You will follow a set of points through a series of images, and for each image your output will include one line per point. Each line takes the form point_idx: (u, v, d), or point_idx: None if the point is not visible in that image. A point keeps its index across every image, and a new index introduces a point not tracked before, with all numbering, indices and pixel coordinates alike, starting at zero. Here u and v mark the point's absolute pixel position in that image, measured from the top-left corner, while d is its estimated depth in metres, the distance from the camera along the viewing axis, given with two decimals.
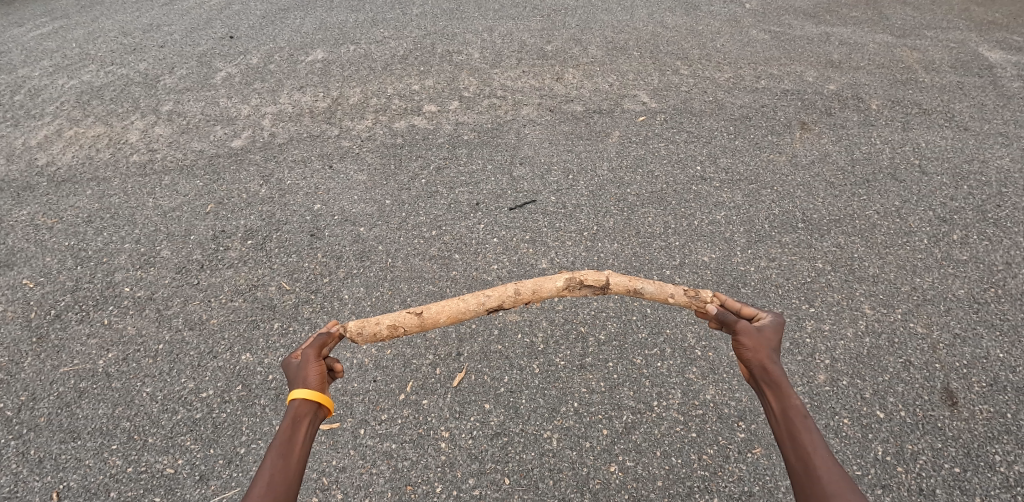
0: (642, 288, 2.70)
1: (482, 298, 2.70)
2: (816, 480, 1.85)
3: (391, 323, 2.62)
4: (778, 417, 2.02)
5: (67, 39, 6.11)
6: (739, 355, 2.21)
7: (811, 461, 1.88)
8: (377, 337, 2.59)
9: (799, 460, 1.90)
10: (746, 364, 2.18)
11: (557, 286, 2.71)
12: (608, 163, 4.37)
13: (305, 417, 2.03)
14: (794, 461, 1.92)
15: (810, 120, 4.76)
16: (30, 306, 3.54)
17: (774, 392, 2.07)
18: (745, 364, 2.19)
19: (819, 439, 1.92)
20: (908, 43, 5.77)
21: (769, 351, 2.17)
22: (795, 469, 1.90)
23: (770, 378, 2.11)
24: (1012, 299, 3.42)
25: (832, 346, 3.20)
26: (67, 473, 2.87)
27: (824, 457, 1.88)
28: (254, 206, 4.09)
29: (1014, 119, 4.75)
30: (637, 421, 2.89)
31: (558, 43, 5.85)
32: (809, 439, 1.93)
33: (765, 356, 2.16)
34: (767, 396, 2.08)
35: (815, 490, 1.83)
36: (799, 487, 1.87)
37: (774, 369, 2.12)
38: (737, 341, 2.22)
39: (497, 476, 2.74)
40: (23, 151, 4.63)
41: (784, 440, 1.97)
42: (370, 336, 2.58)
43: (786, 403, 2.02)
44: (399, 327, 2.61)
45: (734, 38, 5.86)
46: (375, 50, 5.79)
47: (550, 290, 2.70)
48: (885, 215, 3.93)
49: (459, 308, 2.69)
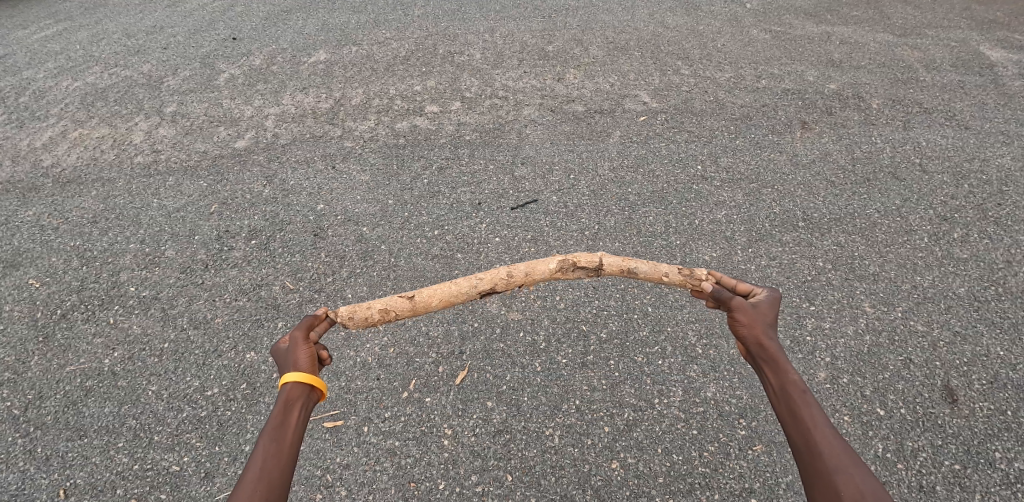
0: (635, 268, 2.71)
1: (475, 281, 2.69)
2: (817, 453, 1.87)
3: (383, 307, 2.61)
4: (776, 393, 2.04)
5: (72, 41, 6.15)
6: (735, 333, 2.24)
7: (810, 434, 1.91)
8: (369, 321, 2.58)
9: (799, 434, 1.93)
10: (743, 342, 2.20)
11: (550, 268, 2.73)
12: (609, 163, 4.39)
13: (297, 401, 2.05)
14: (795, 435, 1.95)
15: (811, 120, 4.77)
16: (36, 305, 3.58)
17: (771, 368, 2.09)
18: (742, 341, 2.21)
19: (818, 411, 1.95)
20: (909, 43, 5.78)
21: (765, 326, 2.19)
22: (796, 443, 1.93)
23: (767, 354, 2.13)
24: (1012, 297, 3.43)
25: (832, 344, 3.22)
26: (74, 470, 2.89)
27: (825, 432, 1.91)
28: (258, 206, 4.12)
29: (1015, 117, 4.76)
30: (638, 418, 2.91)
31: (559, 43, 5.88)
32: (808, 413, 1.96)
33: (761, 333, 2.18)
34: (765, 372, 2.10)
35: (816, 464, 1.86)
36: (802, 461, 1.90)
37: (770, 345, 2.14)
38: (732, 319, 2.24)
39: (499, 473, 2.76)
40: (28, 152, 4.67)
41: (783, 415, 2.00)
42: (362, 321, 2.56)
43: (783, 379, 2.05)
44: (392, 312, 2.60)
45: (734, 38, 5.88)
46: (377, 51, 5.82)
47: (543, 271, 2.72)
48: (885, 214, 3.94)
49: (452, 292, 2.67)
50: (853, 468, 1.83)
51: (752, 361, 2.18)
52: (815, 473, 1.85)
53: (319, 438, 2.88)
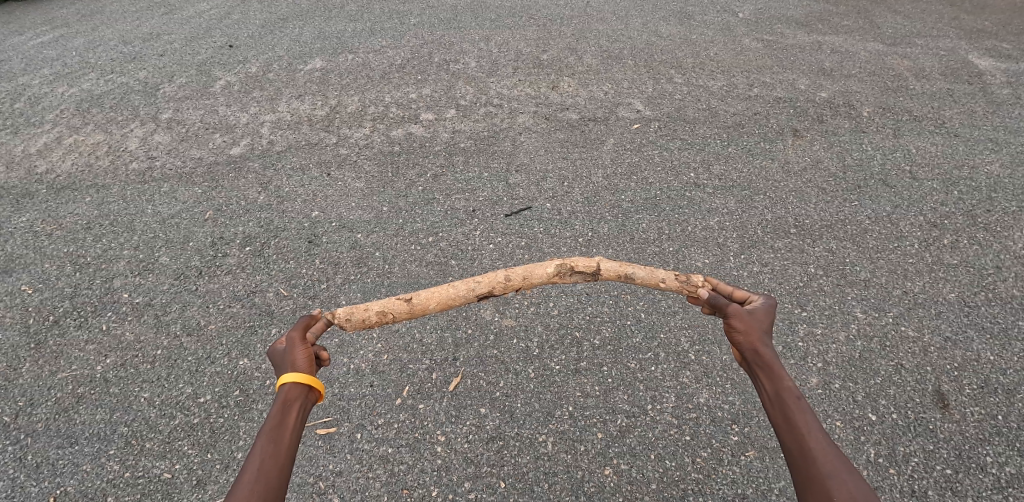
0: (632, 273, 2.71)
1: (473, 284, 2.69)
2: (811, 460, 1.89)
3: (380, 309, 2.60)
4: (771, 399, 2.05)
5: (68, 48, 6.16)
6: (731, 338, 2.24)
7: (805, 442, 1.92)
8: (367, 324, 2.58)
9: (794, 440, 1.94)
10: (738, 348, 2.21)
11: (548, 273, 2.72)
12: (603, 170, 4.41)
13: (295, 402, 2.04)
14: (789, 441, 1.95)
15: (803, 128, 4.81)
16: (29, 312, 3.57)
17: (766, 374, 2.10)
18: (738, 347, 2.21)
19: (812, 418, 1.96)
20: (899, 51, 5.85)
21: (761, 333, 2.19)
22: (790, 449, 1.94)
23: (762, 361, 2.14)
24: (1002, 303, 3.46)
25: (825, 350, 3.23)
26: (65, 478, 2.88)
27: (819, 438, 1.92)
28: (252, 213, 4.12)
29: (1004, 125, 4.81)
30: (632, 424, 2.92)
31: (554, 52, 5.91)
32: (802, 420, 1.97)
33: (756, 339, 2.18)
34: (760, 378, 2.11)
35: (810, 470, 1.87)
36: (796, 467, 1.91)
37: (766, 352, 2.14)
38: (729, 325, 2.24)
39: (493, 480, 2.75)
40: (23, 158, 4.67)
41: (777, 420, 2.01)
42: (359, 323, 2.56)
43: (778, 385, 2.06)
44: (388, 314, 2.60)
45: (728, 47, 5.94)
46: (373, 59, 5.85)
47: (541, 276, 2.71)
48: (876, 220, 3.98)
49: (449, 295, 2.68)
50: (846, 474, 1.84)
51: (747, 367, 2.19)
52: (809, 479, 1.87)
53: (312, 445, 2.88)
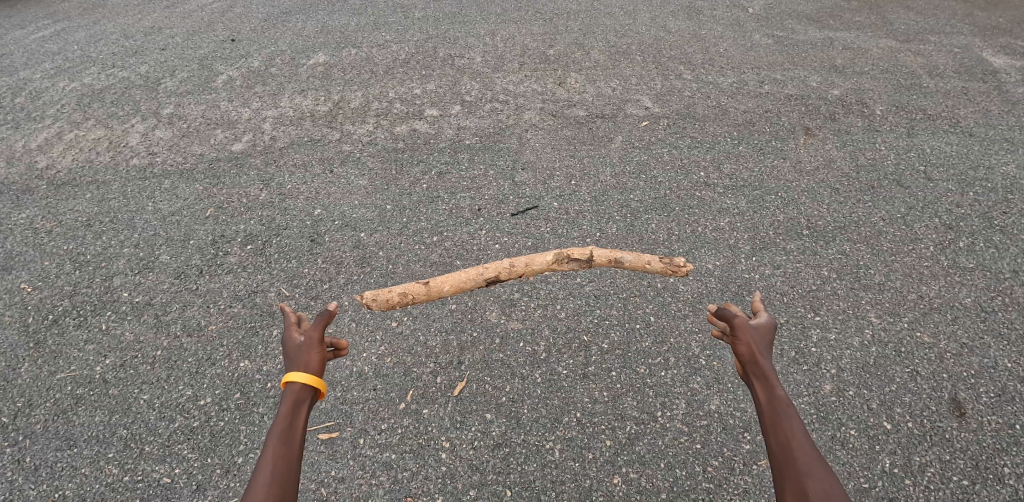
0: (621, 260, 3.09)
1: (481, 270, 3.04)
2: (790, 456, 1.77)
3: (402, 291, 2.97)
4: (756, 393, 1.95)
5: (69, 41, 6.08)
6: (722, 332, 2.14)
7: (786, 436, 1.81)
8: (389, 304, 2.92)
9: (775, 436, 1.83)
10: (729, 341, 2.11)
11: (547, 260, 3.06)
12: (611, 169, 4.34)
13: (307, 402, 1.95)
14: (769, 437, 1.84)
15: (815, 126, 4.72)
16: (27, 310, 3.51)
17: (754, 369, 1.99)
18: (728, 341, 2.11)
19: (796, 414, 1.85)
20: (912, 48, 5.74)
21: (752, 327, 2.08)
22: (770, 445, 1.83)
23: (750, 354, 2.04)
24: (1020, 308, 3.37)
25: (838, 356, 3.15)
26: (63, 481, 2.82)
27: (801, 436, 1.80)
28: (254, 211, 4.06)
29: (1020, 124, 4.71)
30: (641, 431, 2.84)
31: (560, 47, 5.82)
32: (785, 415, 1.85)
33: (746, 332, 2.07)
34: (754, 384, 1.97)
35: (788, 467, 1.75)
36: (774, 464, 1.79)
37: (756, 345, 2.04)
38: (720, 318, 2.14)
39: (498, 488, 2.68)
40: (23, 153, 4.60)
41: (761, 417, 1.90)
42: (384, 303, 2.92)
43: (764, 380, 1.95)
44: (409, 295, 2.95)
45: (737, 43, 5.84)
46: (377, 54, 5.76)
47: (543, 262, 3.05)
48: (891, 222, 3.89)
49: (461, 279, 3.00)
50: (825, 474, 1.71)
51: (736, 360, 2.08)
52: (785, 476, 1.74)
53: (314, 450, 2.82)
